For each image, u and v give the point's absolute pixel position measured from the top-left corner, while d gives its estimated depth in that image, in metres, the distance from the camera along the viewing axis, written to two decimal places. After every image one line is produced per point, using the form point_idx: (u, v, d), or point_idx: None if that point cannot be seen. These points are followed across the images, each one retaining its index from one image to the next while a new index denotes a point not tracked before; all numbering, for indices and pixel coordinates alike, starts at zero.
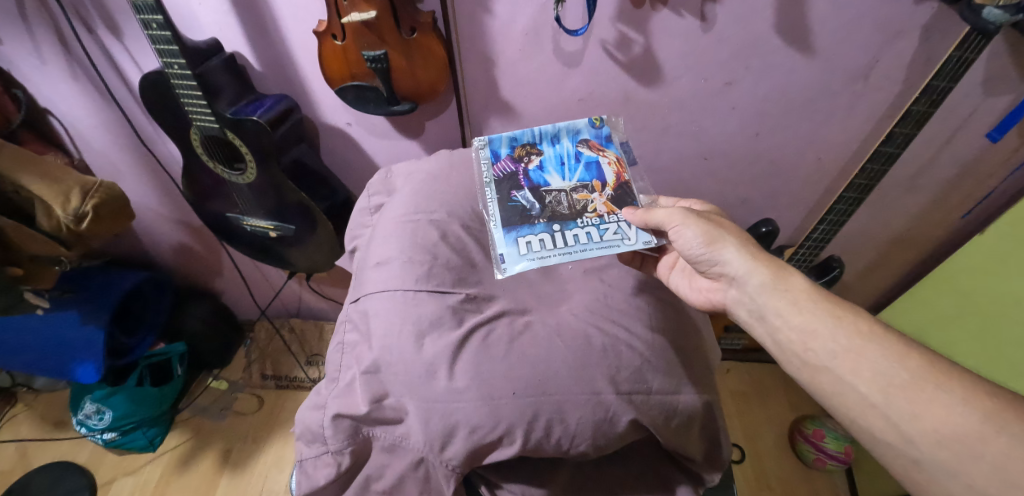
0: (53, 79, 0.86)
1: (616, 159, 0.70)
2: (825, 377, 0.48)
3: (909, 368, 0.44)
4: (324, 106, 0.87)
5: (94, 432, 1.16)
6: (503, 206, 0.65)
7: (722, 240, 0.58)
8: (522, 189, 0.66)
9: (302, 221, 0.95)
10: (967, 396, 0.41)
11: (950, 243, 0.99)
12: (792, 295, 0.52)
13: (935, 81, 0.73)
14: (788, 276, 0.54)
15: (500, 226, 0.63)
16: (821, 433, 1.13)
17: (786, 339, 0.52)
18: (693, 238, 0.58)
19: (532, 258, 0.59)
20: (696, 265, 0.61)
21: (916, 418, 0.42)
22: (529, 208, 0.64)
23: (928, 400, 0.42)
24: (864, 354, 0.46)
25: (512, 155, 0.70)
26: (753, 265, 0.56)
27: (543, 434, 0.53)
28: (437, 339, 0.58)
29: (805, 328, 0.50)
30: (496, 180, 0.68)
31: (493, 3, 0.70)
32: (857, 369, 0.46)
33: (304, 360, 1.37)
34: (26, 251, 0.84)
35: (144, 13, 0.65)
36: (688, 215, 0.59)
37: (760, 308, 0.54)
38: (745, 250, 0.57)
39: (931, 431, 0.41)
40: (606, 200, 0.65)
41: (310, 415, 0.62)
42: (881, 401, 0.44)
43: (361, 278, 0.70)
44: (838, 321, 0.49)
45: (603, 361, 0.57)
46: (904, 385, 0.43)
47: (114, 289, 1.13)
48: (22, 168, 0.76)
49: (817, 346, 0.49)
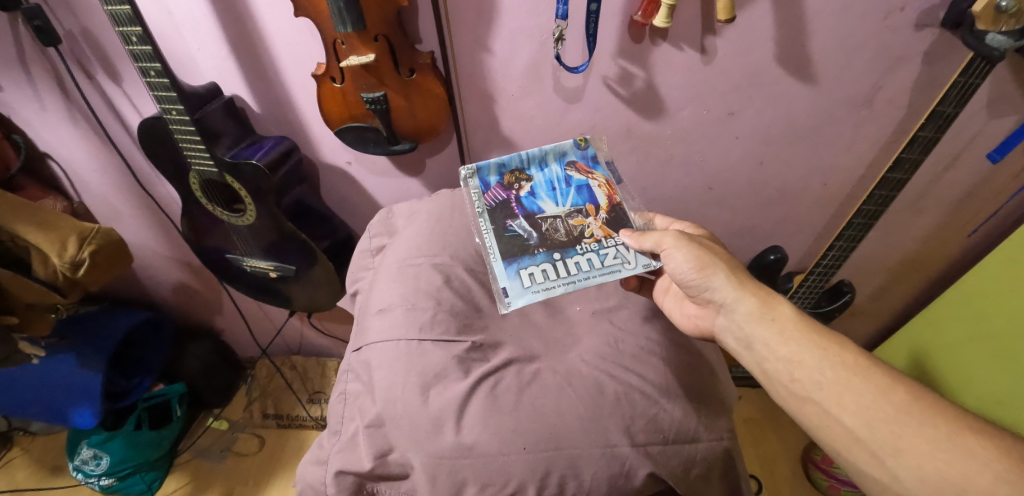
0: (51, 123, 0.86)
1: (606, 181, 0.68)
2: (811, 409, 0.46)
3: (894, 402, 0.42)
4: (325, 146, 0.87)
5: (91, 478, 1.11)
6: (499, 236, 0.62)
7: (712, 266, 0.55)
8: (517, 218, 0.64)
9: (301, 261, 0.93)
10: (951, 431, 0.39)
11: (964, 264, 0.97)
12: (779, 324, 0.50)
13: (941, 107, 0.70)
14: (776, 304, 0.52)
15: (500, 259, 0.61)
16: (831, 460, 1.08)
17: (773, 368, 0.49)
18: (683, 263, 0.55)
19: (536, 291, 0.57)
20: (685, 290, 0.58)
21: (900, 453, 0.40)
22: (528, 238, 0.62)
23: (912, 435, 0.40)
24: (848, 387, 0.44)
25: (502, 183, 0.67)
26: (741, 292, 0.53)
27: (556, 491, 0.50)
28: (442, 391, 0.56)
29: (791, 358, 0.48)
30: (488, 210, 0.65)
31: (491, 42, 0.70)
32: (842, 401, 0.44)
33: (305, 397, 1.35)
34: (22, 298, 0.82)
35: (142, 61, 0.64)
36: (681, 238, 0.56)
37: (749, 337, 0.52)
38: (735, 278, 0.54)
39: (917, 467, 0.39)
40: (601, 222, 0.64)
41: (311, 470, 0.60)
42: (866, 435, 0.42)
43: (361, 325, 0.69)
44: (824, 352, 0.47)
45: (617, 411, 0.54)
46: (888, 419, 0.42)
47: (112, 331, 1.11)
48: (17, 218, 0.75)
49: (803, 377, 0.47)
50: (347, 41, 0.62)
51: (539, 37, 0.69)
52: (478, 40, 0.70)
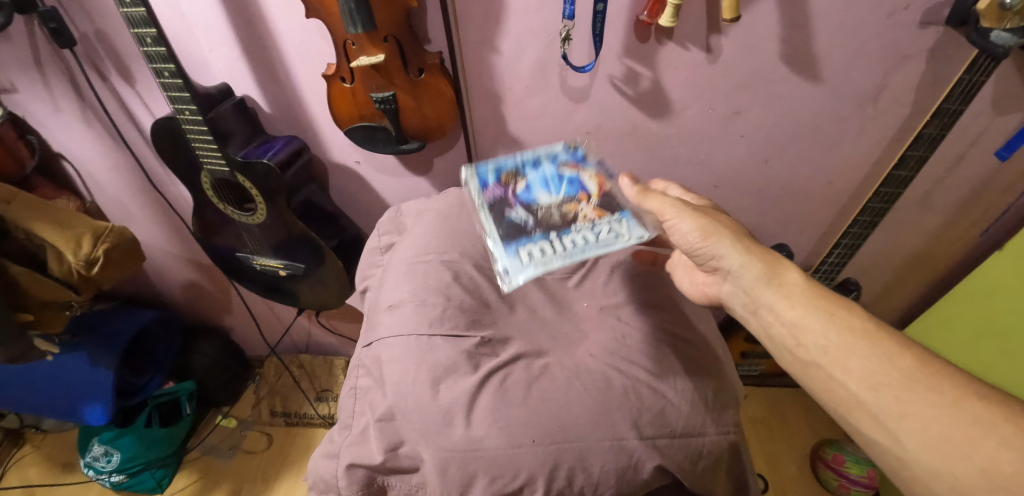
0: (65, 124, 0.87)
1: (595, 174, 0.70)
2: (816, 373, 0.47)
3: (900, 368, 0.43)
4: (334, 146, 0.88)
5: (101, 475, 1.13)
6: (498, 223, 0.63)
7: (718, 234, 0.55)
8: (515, 207, 0.65)
9: (310, 259, 0.94)
10: (956, 397, 0.40)
11: (970, 262, 0.97)
12: (786, 288, 0.50)
13: (946, 104, 0.71)
14: (783, 269, 0.52)
15: (499, 241, 0.62)
16: (841, 459, 1.10)
17: (780, 334, 0.50)
18: (689, 231, 0.56)
19: (535, 265, 0.56)
20: (693, 259, 0.59)
21: (903, 417, 0.41)
22: (524, 222, 0.63)
23: (917, 401, 0.41)
24: (853, 352, 0.45)
25: (499, 180, 0.69)
26: (747, 258, 0.53)
27: (565, 483, 0.51)
28: (453, 385, 0.57)
29: (796, 323, 0.49)
30: (487, 204, 0.66)
31: (499, 43, 0.71)
32: (847, 365, 0.44)
33: (313, 396, 1.35)
34: (36, 295, 0.83)
35: (157, 63, 0.65)
36: (683, 208, 0.56)
37: (757, 302, 0.52)
38: (742, 246, 0.54)
39: (918, 430, 0.40)
40: (593, 206, 0.64)
41: (323, 464, 0.61)
42: (870, 399, 0.43)
43: (371, 321, 0.70)
44: (831, 316, 0.47)
45: (624, 405, 0.55)
46: (893, 385, 0.42)
47: (122, 330, 1.12)
48: (32, 217, 0.76)
49: (808, 341, 0.47)
50: (357, 42, 0.64)
51: (547, 37, 0.70)
52: (486, 41, 0.71)
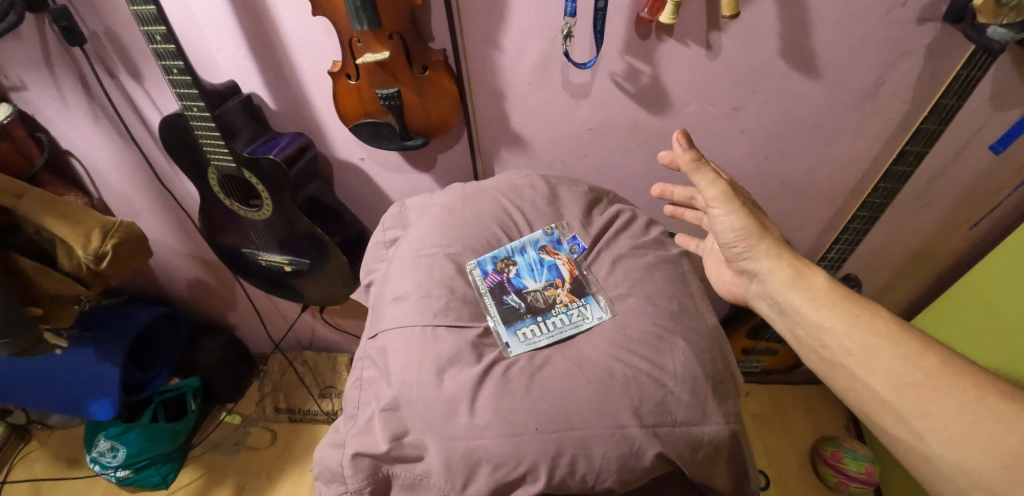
0: (74, 122, 0.89)
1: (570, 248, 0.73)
2: (841, 374, 0.48)
3: (923, 367, 0.43)
4: (338, 143, 0.89)
5: (107, 470, 1.13)
6: (498, 306, 0.67)
7: (758, 237, 0.57)
8: (511, 292, 0.69)
9: (314, 255, 0.95)
10: (980, 396, 0.40)
11: (971, 257, 0.98)
12: (811, 292, 0.52)
13: (944, 100, 0.72)
14: (811, 274, 0.53)
15: (500, 321, 0.66)
16: (840, 456, 1.10)
17: (805, 335, 0.52)
18: (731, 228, 0.58)
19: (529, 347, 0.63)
20: (727, 255, 0.61)
21: (926, 415, 0.42)
22: (518, 306, 0.68)
23: (940, 399, 0.41)
24: (878, 353, 0.46)
25: (495, 264, 0.71)
26: (777, 263, 0.55)
27: (567, 470, 0.52)
28: (457, 375, 0.58)
29: (820, 325, 0.50)
30: (489, 290, 0.69)
31: (502, 40, 0.72)
32: (870, 366, 0.46)
33: (316, 392, 1.37)
34: (47, 288, 0.85)
35: (165, 60, 0.67)
36: (734, 204, 0.57)
37: (781, 303, 0.55)
38: (775, 250, 0.56)
39: (942, 428, 0.40)
40: (567, 290, 0.69)
41: (328, 453, 0.62)
42: (893, 398, 0.44)
43: (376, 312, 0.71)
44: (855, 319, 0.49)
45: (625, 394, 0.55)
46: (916, 384, 0.43)
47: (128, 325, 1.14)
48: (43, 211, 0.77)
49: (833, 344, 0.49)
50: (362, 39, 0.65)
51: (549, 34, 0.71)
52: (489, 38, 0.72)
